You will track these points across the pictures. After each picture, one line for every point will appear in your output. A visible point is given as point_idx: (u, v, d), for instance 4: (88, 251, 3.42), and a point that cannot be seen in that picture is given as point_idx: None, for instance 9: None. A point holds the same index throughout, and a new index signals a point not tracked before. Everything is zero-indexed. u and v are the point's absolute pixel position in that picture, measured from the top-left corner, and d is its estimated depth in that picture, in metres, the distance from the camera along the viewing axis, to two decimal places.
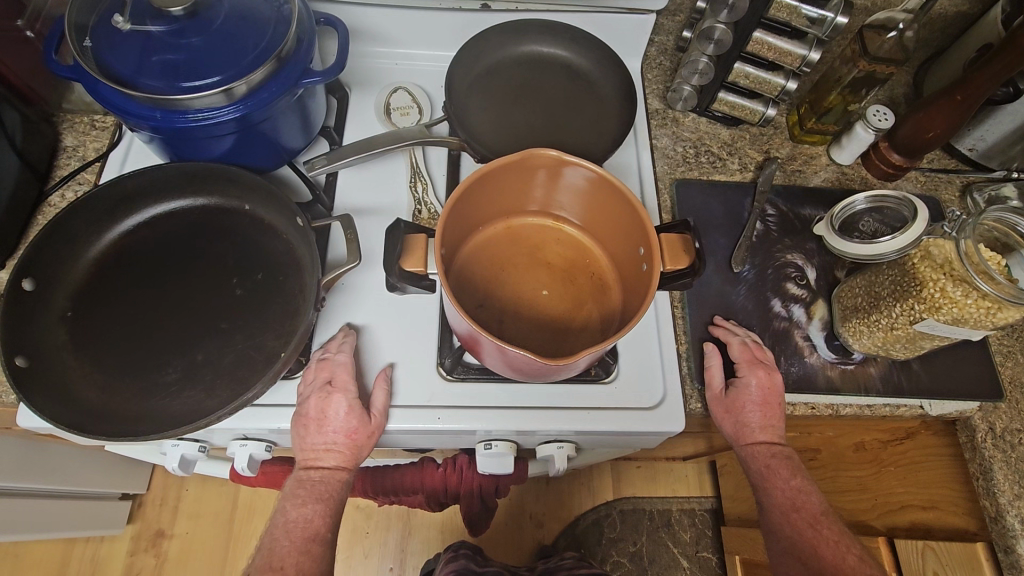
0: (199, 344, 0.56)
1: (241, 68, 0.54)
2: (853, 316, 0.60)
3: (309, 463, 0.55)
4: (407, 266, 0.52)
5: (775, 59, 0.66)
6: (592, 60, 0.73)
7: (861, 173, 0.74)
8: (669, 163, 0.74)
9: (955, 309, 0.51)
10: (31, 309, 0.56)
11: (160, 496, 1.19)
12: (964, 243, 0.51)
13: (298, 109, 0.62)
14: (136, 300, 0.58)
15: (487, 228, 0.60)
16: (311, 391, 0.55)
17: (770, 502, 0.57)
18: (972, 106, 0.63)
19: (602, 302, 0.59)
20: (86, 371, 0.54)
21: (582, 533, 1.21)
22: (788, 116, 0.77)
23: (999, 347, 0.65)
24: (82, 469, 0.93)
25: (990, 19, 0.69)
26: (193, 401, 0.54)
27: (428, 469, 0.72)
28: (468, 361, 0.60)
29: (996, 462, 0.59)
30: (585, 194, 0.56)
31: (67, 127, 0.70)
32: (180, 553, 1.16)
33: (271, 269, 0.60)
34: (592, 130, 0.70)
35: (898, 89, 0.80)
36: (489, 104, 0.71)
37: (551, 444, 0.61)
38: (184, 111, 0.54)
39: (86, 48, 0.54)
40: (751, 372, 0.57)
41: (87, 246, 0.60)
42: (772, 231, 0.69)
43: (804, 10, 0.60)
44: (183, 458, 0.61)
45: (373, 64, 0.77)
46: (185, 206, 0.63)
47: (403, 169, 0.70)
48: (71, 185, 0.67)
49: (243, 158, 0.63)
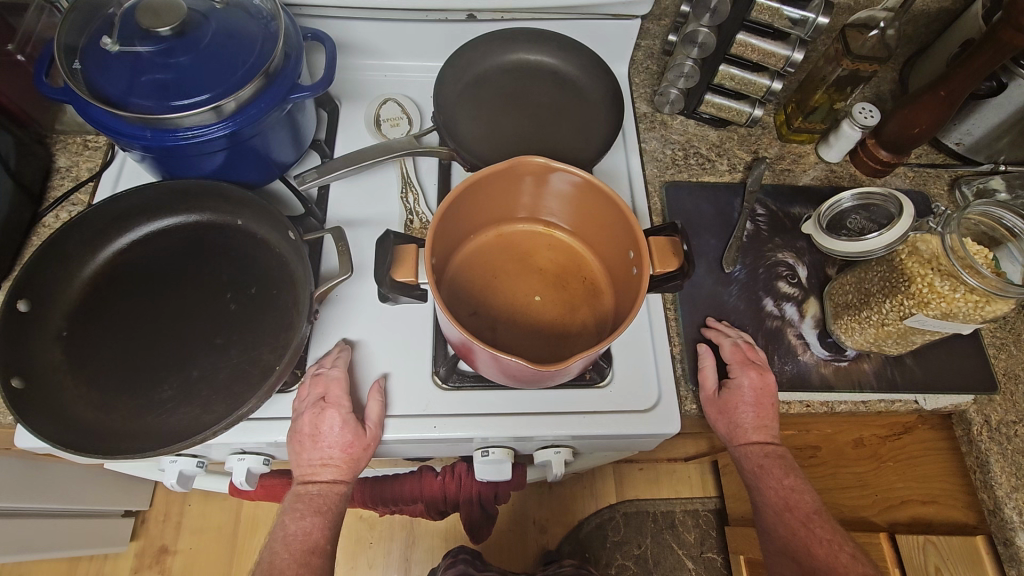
0: (196, 360, 0.57)
1: (229, 84, 0.55)
2: (845, 313, 0.60)
3: (307, 477, 0.55)
4: (399, 277, 0.53)
5: (759, 60, 0.66)
6: (579, 65, 0.73)
7: (851, 170, 0.74)
8: (659, 165, 0.74)
9: (943, 304, 0.52)
10: (26, 328, 0.56)
11: (163, 511, 1.20)
12: (950, 238, 0.51)
13: (287, 123, 0.63)
14: (131, 316, 0.59)
15: (479, 236, 0.60)
16: (306, 407, 0.55)
17: (764, 502, 0.57)
18: (957, 101, 0.63)
19: (595, 307, 0.59)
20: (83, 390, 0.55)
21: (585, 538, 1.21)
22: (776, 116, 0.77)
23: (993, 339, 0.65)
24: (83, 488, 0.94)
25: (972, 15, 0.70)
26: (190, 416, 0.54)
27: (427, 477, 0.72)
28: (463, 368, 0.60)
29: (992, 455, 0.58)
30: (572, 200, 0.57)
31: (60, 148, 0.71)
32: (184, 569, 1.16)
33: (264, 283, 0.60)
34: (581, 135, 0.71)
35: (884, 85, 0.81)
36: (478, 113, 0.71)
37: (548, 450, 0.61)
38: (174, 129, 0.55)
39: (76, 71, 0.55)
40: (743, 373, 0.58)
41: (81, 266, 0.61)
42: (762, 231, 0.69)
43: (787, 11, 0.60)
44: (182, 474, 0.61)
45: (362, 77, 0.78)
46: (178, 223, 0.64)
47: (393, 179, 0.70)
48: (66, 206, 0.67)
49: (234, 173, 0.64)
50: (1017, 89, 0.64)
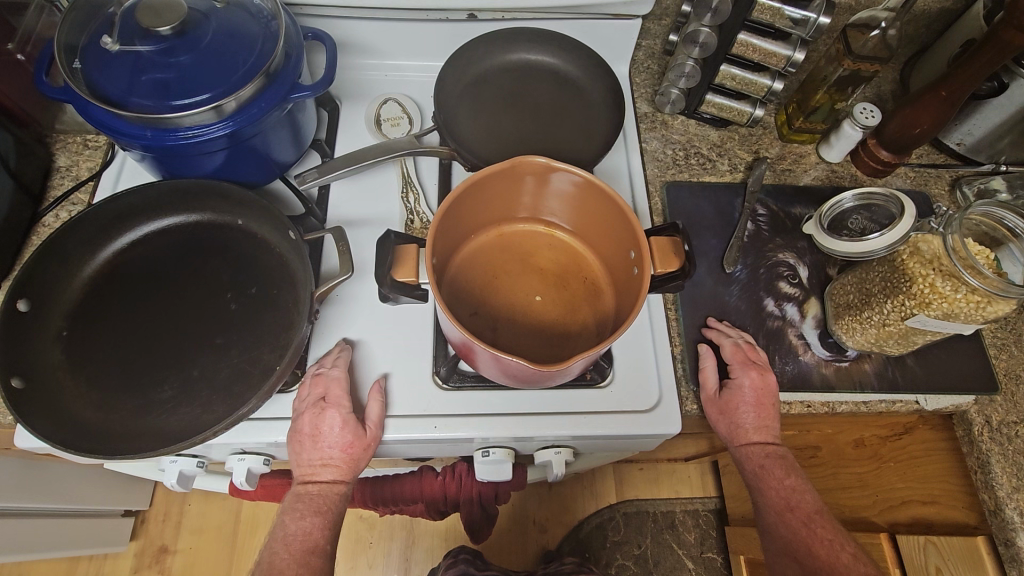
0: (196, 360, 0.57)
1: (230, 84, 0.55)
2: (846, 313, 0.60)
3: (306, 478, 0.55)
4: (399, 276, 0.52)
5: (760, 60, 0.66)
6: (579, 65, 0.73)
7: (851, 171, 0.74)
8: (660, 165, 0.74)
9: (944, 304, 0.52)
10: (26, 328, 0.56)
11: (162, 511, 1.20)
12: (951, 238, 0.51)
13: (287, 122, 0.63)
14: (131, 315, 0.59)
15: (479, 236, 0.60)
16: (306, 407, 0.55)
17: (766, 502, 0.57)
18: (958, 101, 0.63)
19: (596, 307, 0.59)
20: (84, 390, 0.54)
21: (586, 538, 1.20)
22: (776, 115, 0.77)
23: (993, 340, 0.65)
24: (82, 488, 0.94)
25: (973, 15, 0.70)
26: (190, 416, 0.54)
27: (427, 477, 0.72)
28: (464, 368, 0.60)
29: (993, 455, 0.58)
30: (573, 200, 0.57)
31: (60, 147, 0.70)
32: (184, 569, 1.16)
33: (264, 283, 0.60)
34: (582, 135, 0.71)
35: (885, 86, 0.81)
36: (479, 113, 0.71)
37: (549, 450, 0.61)
38: (174, 129, 0.54)
39: (76, 70, 0.55)
40: (744, 373, 0.58)
41: (81, 266, 0.61)
42: (763, 231, 0.69)
43: (788, 11, 0.60)
44: (182, 474, 0.61)
45: (363, 77, 0.78)
46: (178, 223, 0.64)
47: (394, 179, 0.70)
48: (66, 206, 0.67)
49: (235, 173, 0.63)
50: (1018, 89, 0.64)
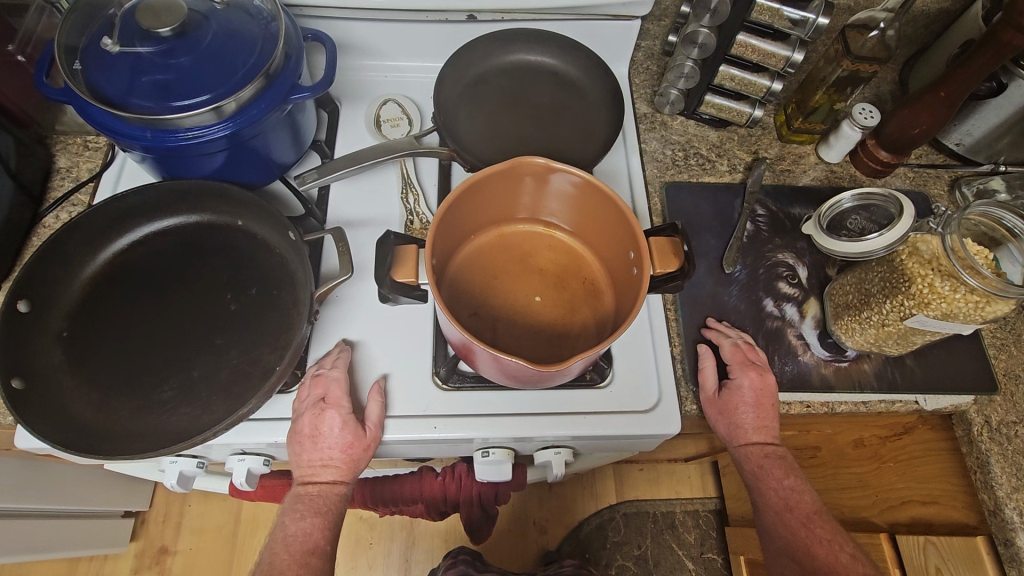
0: (196, 360, 0.57)
1: (230, 85, 0.55)
2: (845, 313, 0.60)
3: (307, 478, 0.55)
4: (399, 277, 0.53)
5: (759, 61, 0.66)
6: (579, 66, 0.74)
7: (851, 171, 0.74)
8: (659, 166, 0.74)
9: (943, 304, 0.52)
10: (26, 328, 0.56)
11: (163, 512, 1.20)
12: (950, 238, 0.51)
13: (287, 123, 0.63)
14: (131, 316, 0.59)
15: (479, 236, 0.60)
16: (306, 408, 0.55)
17: (765, 502, 0.57)
18: (956, 101, 0.63)
19: (595, 307, 0.59)
20: (84, 391, 0.55)
21: (586, 539, 1.20)
22: (776, 116, 0.77)
23: (993, 340, 0.65)
24: (83, 488, 0.94)
25: (971, 16, 0.70)
26: (190, 417, 0.54)
27: (427, 478, 0.72)
28: (463, 369, 0.60)
29: (993, 455, 0.58)
30: (573, 201, 0.57)
31: (60, 148, 0.71)
32: (184, 570, 1.16)
33: (265, 284, 0.60)
34: (581, 136, 0.71)
35: (884, 86, 0.81)
36: (478, 114, 0.71)
37: (549, 450, 0.61)
38: (174, 129, 0.55)
39: (76, 71, 0.55)
40: (743, 373, 0.58)
41: (81, 266, 0.61)
42: (763, 231, 0.69)
43: (787, 12, 0.60)
44: (182, 474, 0.61)
45: (362, 78, 0.78)
46: (178, 224, 0.64)
47: (394, 180, 0.70)
48: (66, 207, 0.67)
49: (234, 174, 0.64)
50: (1017, 89, 0.64)
